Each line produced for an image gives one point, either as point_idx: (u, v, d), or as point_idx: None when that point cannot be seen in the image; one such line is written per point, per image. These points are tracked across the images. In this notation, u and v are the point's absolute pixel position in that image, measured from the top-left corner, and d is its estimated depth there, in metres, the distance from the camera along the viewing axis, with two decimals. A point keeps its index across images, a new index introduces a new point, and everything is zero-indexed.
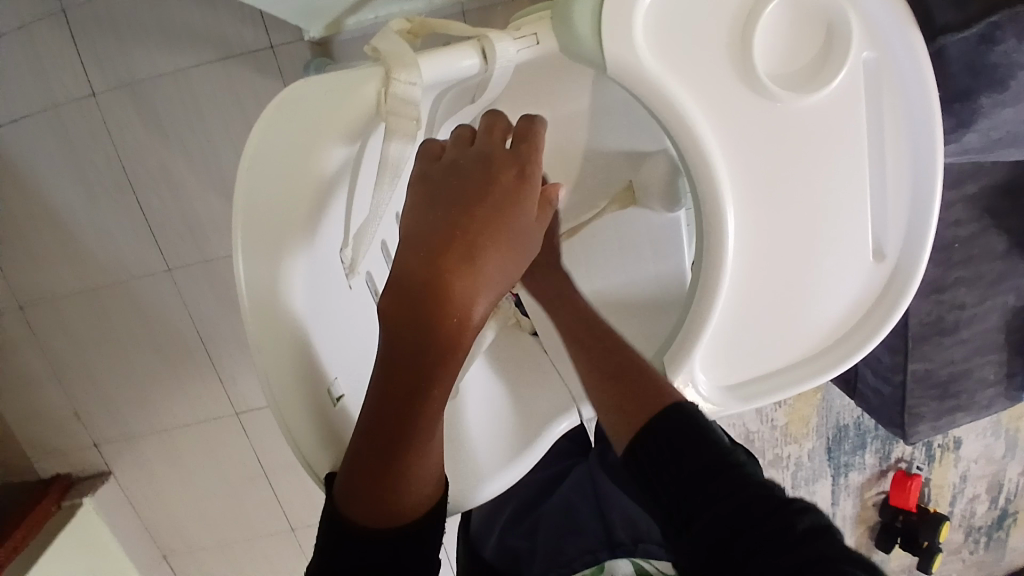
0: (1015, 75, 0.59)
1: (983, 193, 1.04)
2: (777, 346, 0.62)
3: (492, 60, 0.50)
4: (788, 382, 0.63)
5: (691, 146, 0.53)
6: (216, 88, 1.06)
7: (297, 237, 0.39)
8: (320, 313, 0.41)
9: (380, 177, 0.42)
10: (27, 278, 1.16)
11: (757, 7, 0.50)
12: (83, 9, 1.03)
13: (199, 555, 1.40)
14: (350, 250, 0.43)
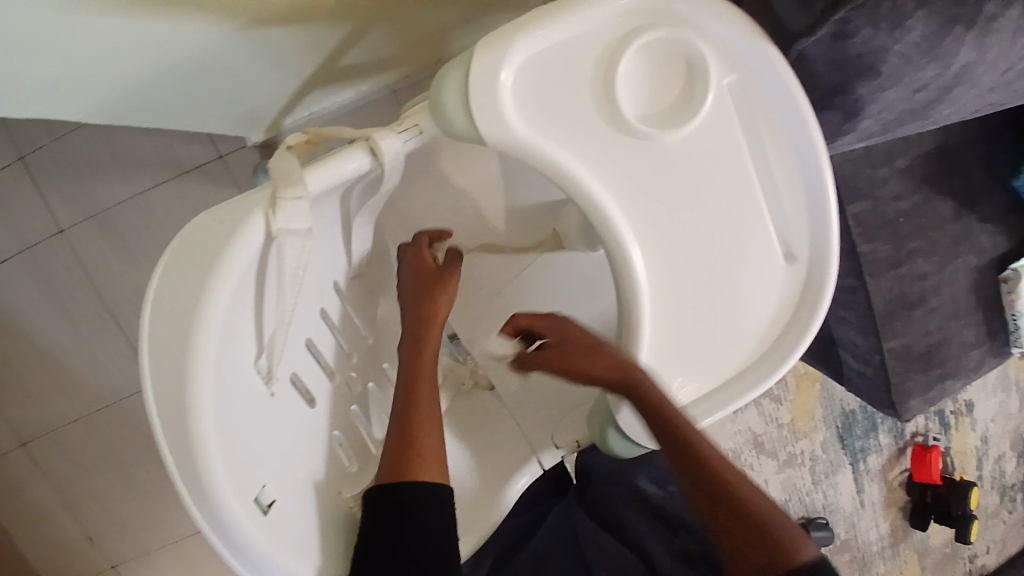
0: (882, 62, 0.58)
1: (918, 164, 1.06)
2: (714, 360, 0.64)
3: (380, 157, 0.53)
4: (734, 396, 0.63)
5: (580, 192, 0.57)
6: (174, 204, 1.11)
7: (195, 366, 0.40)
8: (240, 427, 0.43)
9: (283, 286, 0.45)
10: (21, 414, 1.19)
11: (613, 59, 0.54)
12: (41, 153, 1.09)
13: None
14: (265, 360, 0.46)
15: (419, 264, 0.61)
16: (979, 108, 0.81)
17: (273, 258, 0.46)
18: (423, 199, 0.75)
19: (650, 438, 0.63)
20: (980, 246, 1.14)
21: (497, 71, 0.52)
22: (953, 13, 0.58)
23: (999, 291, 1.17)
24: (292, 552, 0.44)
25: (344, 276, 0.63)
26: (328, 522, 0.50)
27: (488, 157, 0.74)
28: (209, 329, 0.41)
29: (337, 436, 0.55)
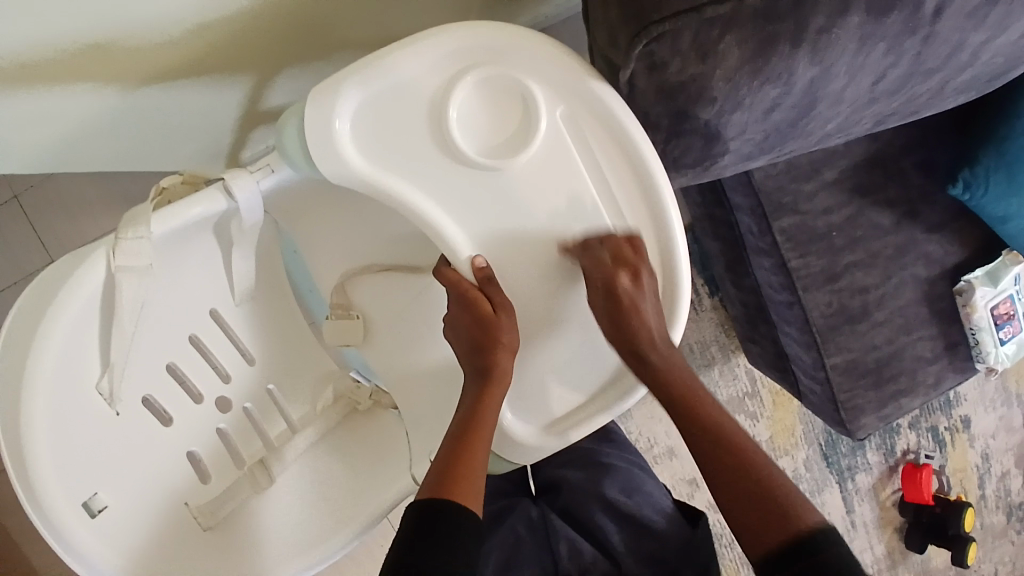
0: (710, 87, 0.57)
1: (850, 175, 0.99)
2: (577, 378, 0.67)
3: (232, 198, 0.59)
4: (605, 407, 0.67)
5: (419, 220, 0.62)
6: None
7: (27, 390, 0.48)
8: (70, 443, 0.52)
9: (118, 316, 0.53)
10: None
11: (443, 103, 0.59)
12: (38, 191, 1.04)
13: None
14: (106, 382, 0.55)
15: (477, 304, 0.62)
16: (880, 122, 0.75)
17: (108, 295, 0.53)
18: (314, 226, 0.74)
19: (520, 448, 0.67)
20: (929, 255, 1.05)
21: (331, 121, 0.58)
22: (772, 33, 0.54)
23: (956, 305, 1.07)
24: (117, 554, 0.54)
25: (226, 303, 0.69)
26: (168, 528, 0.62)
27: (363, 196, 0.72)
28: (48, 351, 0.49)
29: (194, 451, 0.67)
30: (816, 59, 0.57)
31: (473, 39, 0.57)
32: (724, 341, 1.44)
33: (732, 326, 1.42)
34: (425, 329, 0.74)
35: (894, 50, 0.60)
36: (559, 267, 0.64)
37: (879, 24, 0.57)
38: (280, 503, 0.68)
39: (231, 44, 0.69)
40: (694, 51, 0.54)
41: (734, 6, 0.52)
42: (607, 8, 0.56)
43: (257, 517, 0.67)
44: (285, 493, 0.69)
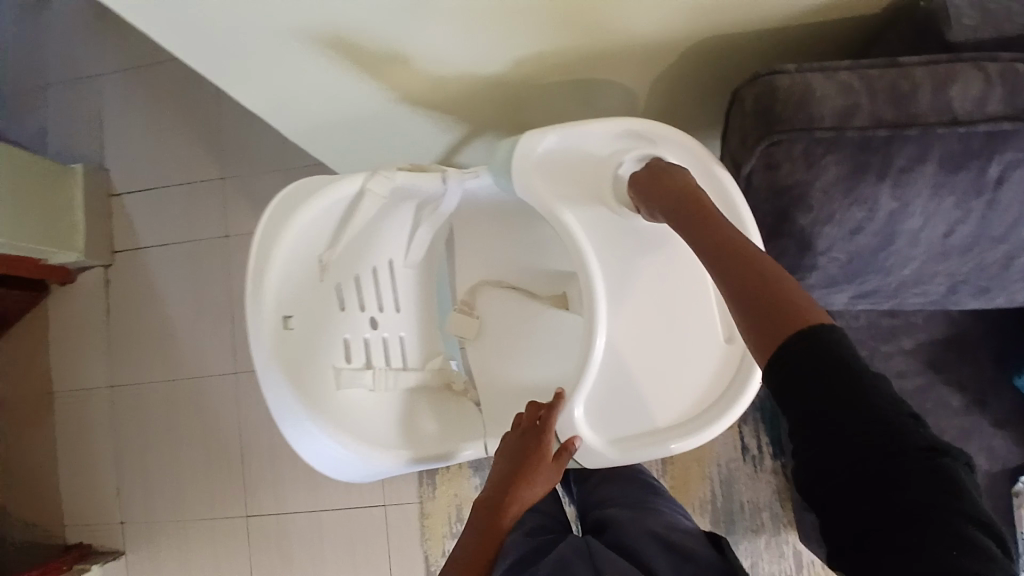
0: (810, 195, 0.76)
1: (925, 349, 1.11)
2: (653, 410, 0.76)
3: (446, 183, 0.81)
4: (670, 440, 0.74)
5: (568, 235, 0.77)
6: None
7: (290, 226, 0.70)
8: (290, 276, 0.73)
9: (361, 203, 0.75)
10: (68, 372, 1.74)
11: (613, 162, 0.78)
12: (209, 181, 1.69)
13: None
14: (324, 254, 0.74)
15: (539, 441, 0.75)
16: (954, 286, 0.91)
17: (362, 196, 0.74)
18: (475, 235, 0.94)
19: (586, 449, 0.75)
20: (988, 445, 1.09)
21: (534, 143, 0.78)
22: (864, 161, 0.74)
23: (1008, 503, 1.08)
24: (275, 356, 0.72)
25: (400, 262, 0.88)
26: (312, 377, 0.76)
27: (527, 219, 0.94)
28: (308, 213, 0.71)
29: (347, 338, 0.81)
30: (897, 192, 0.76)
31: (648, 126, 0.78)
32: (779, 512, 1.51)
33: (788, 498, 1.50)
34: (535, 348, 0.90)
35: (961, 205, 0.77)
36: (666, 308, 0.76)
37: (950, 178, 0.75)
38: (399, 418, 0.83)
39: (468, 101, 0.98)
40: (802, 159, 0.74)
41: (837, 134, 0.72)
42: (744, 120, 0.77)
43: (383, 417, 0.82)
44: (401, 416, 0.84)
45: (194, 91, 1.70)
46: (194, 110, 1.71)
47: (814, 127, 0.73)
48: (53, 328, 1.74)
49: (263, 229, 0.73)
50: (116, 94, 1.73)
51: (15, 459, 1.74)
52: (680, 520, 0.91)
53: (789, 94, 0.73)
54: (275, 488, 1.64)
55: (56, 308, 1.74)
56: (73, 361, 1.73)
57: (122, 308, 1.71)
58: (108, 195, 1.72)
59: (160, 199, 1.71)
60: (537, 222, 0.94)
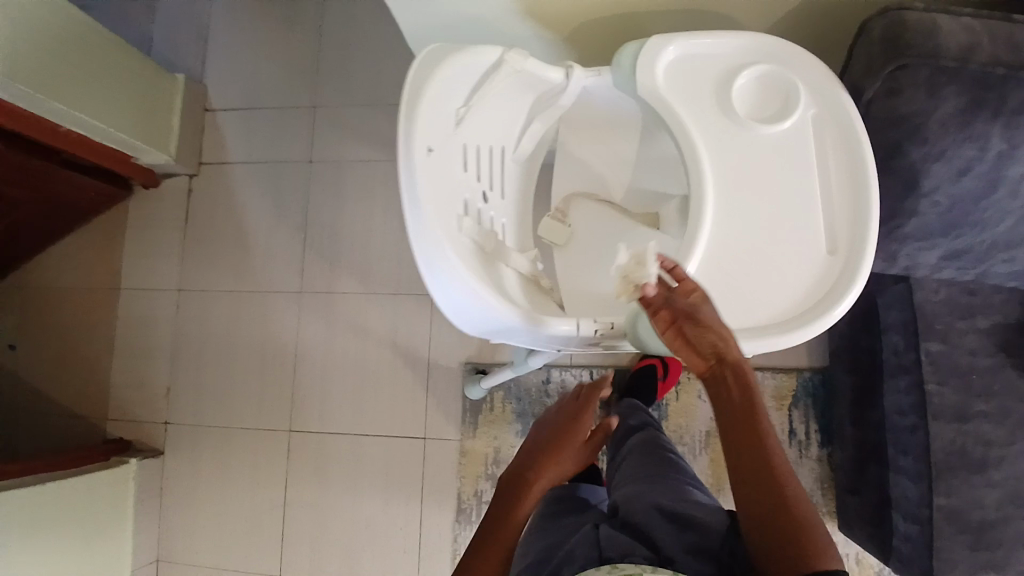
0: (925, 126, 0.78)
1: (998, 330, 1.10)
2: (750, 307, 0.78)
3: (569, 76, 0.85)
4: (767, 333, 0.76)
5: (682, 133, 0.81)
6: (392, 176, 1.73)
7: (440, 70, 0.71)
8: (432, 114, 0.71)
9: (499, 68, 0.78)
10: (138, 273, 1.81)
11: (734, 73, 0.83)
12: (299, 108, 1.77)
13: (196, 510, 1.72)
14: (462, 109, 0.77)
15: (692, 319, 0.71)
16: None
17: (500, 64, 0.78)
18: (579, 148, 0.99)
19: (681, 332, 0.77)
20: None
21: (662, 45, 0.82)
22: (982, 97, 0.76)
23: None
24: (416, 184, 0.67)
25: (510, 153, 0.92)
26: (442, 214, 0.71)
27: (631, 138, 0.98)
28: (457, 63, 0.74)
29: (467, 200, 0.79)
30: (1009, 132, 0.77)
31: (771, 44, 0.82)
32: (819, 500, 1.50)
33: (831, 487, 1.49)
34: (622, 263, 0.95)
35: None
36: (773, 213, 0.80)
37: None
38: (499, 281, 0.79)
39: (585, 26, 1.03)
40: (926, 86, 0.76)
41: (961, 64, 0.74)
42: (870, 49, 0.79)
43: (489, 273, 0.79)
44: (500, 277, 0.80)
45: (299, 24, 1.79)
46: (294, 41, 1.79)
47: (940, 56, 0.75)
48: (132, 227, 1.83)
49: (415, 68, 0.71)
50: (226, 17, 1.83)
51: (74, 346, 1.81)
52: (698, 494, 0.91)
53: (916, 28, 0.75)
54: (323, 406, 1.70)
55: (139, 208, 1.82)
56: (146, 261, 1.81)
57: (201, 217, 1.80)
58: (203, 110, 1.81)
59: (250, 119, 1.79)
60: (639, 142, 0.98)
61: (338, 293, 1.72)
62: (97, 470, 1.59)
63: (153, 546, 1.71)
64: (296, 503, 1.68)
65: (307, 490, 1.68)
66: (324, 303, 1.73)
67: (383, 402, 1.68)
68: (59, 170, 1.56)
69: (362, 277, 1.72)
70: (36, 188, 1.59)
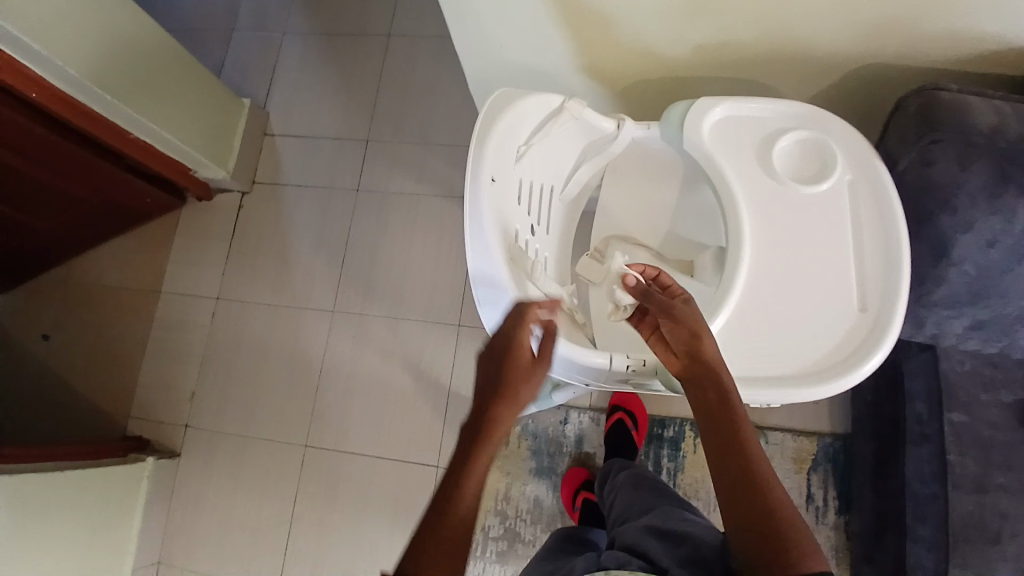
0: (956, 197, 0.83)
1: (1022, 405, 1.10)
2: (777, 357, 0.82)
3: (620, 126, 0.95)
4: (790, 387, 0.79)
5: (724, 187, 0.87)
6: (433, 208, 1.81)
7: (509, 107, 0.79)
8: (502, 149, 0.79)
9: (560, 114, 0.87)
10: (181, 277, 1.90)
11: (776, 136, 0.89)
12: (353, 138, 1.88)
13: (202, 516, 1.73)
14: (524, 147, 0.84)
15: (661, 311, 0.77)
16: None
17: (563, 111, 0.86)
18: (618, 192, 1.06)
19: None
20: None
21: (709, 105, 0.90)
22: (1010, 172, 0.80)
23: None
24: (480, 209, 0.74)
25: (558, 193, 0.99)
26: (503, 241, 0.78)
27: (672, 186, 1.05)
28: (524, 104, 0.81)
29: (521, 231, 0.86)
30: None
31: (811, 114, 0.89)
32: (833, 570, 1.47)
33: (846, 558, 1.46)
34: None
35: None
36: (805, 269, 0.84)
37: None
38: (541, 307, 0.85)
39: (635, 83, 1.11)
40: (956, 159, 0.81)
41: (991, 139, 0.80)
42: (905, 122, 0.86)
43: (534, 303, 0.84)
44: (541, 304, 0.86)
45: (362, 64, 1.93)
46: (356, 78, 1.92)
47: (970, 133, 0.80)
48: (182, 233, 1.92)
49: (489, 102, 0.80)
50: (296, 51, 1.97)
51: (110, 341, 1.87)
52: (687, 517, 1.05)
53: (947, 106, 0.82)
54: (341, 422, 1.73)
55: (192, 217, 1.93)
56: (191, 267, 1.90)
57: (247, 231, 1.89)
58: (263, 133, 1.93)
59: (306, 145, 1.91)
60: (681, 190, 1.05)
61: (370, 315, 1.78)
62: (117, 463, 1.63)
63: (157, 547, 1.72)
64: (303, 518, 1.69)
65: (315, 507, 1.70)
66: (356, 323, 1.78)
67: (402, 425, 1.70)
68: (120, 174, 1.66)
69: (395, 302, 1.78)
70: (98, 187, 1.68)
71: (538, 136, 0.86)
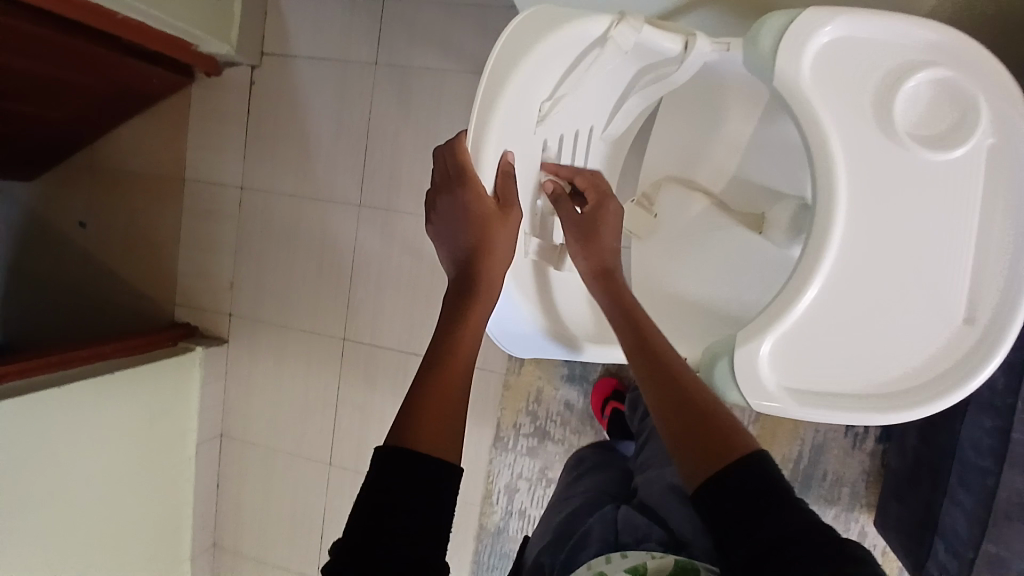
0: None
1: None
2: (856, 371, 0.72)
3: (688, 50, 0.72)
4: (864, 408, 0.72)
5: (825, 155, 0.69)
6: (460, 86, 1.56)
7: (522, 65, 0.66)
8: (516, 118, 0.70)
9: (603, 50, 0.69)
10: (202, 163, 1.79)
11: (903, 76, 0.69)
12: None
13: (252, 398, 1.81)
14: (547, 106, 0.73)
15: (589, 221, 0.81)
16: None
17: (603, 49, 0.69)
18: (676, 118, 0.92)
19: (767, 394, 0.72)
20: None
21: (818, 28, 0.68)
22: None
23: None
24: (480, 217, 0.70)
25: (600, 129, 0.88)
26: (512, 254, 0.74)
27: (747, 118, 0.87)
28: (560, 42, 0.67)
29: (535, 206, 0.82)
30: None
31: (951, 43, 0.68)
32: (860, 491, 1.44)
33: (877, 483, 1.42)
34: (709, 263, 0.89)
35: None
36: (913, 268, 0.70)
37: None
38: (560, 298, 0.83)
39: None
40: None
41: None
42: None
43: (551, 299, 0.81)
44: (561, 295, 0.83)
45: None
46: None
47: None
48: (196, 114, 1.77)
49: (499, 49, 0.68)
50: None
51: (144, 228, 1.85)
52: None
53: None
54: (375, 317, 1.69)
55: (203, 96, 1.76)
56: (211, 152, 1.78)
57: (263, 113, 1.72)
58: None
59: (315, 7, 1.64)
60: (757, 123, 0.86)
61: (396, 210, 1.65)
62: (166, 355, 1.69)
63: (217, 421, 1.84)
64: (345, 407, 1.73)
65: (357, 397, 1.72)
66: (382, 219, 1.66)
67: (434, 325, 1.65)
68: (116, 58, 1.48)
69: (422, 196, 1.63)
70: (99, 71, 1.51)
71: (569, 82, 0.72)
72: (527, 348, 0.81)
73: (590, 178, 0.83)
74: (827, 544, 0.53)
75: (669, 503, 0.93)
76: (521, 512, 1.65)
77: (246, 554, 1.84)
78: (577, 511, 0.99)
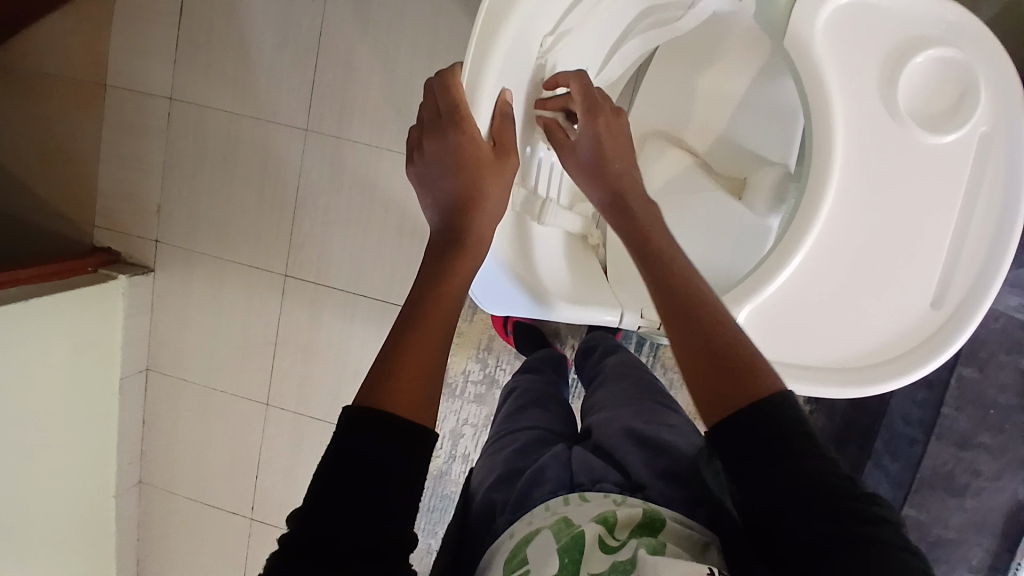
0: None
1: None
2: (828, 342, 0.75)
3: None
4: (833, 381, 0.74)
5: (823, 121, 0.71)
6: (423, 8, 1.44)
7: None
8: (519, 53, 0.68)
9: None
10: (124, 66, 1.58)
11: (913, 49, 0.71)
12: None
13: (183, 333, 1.70)
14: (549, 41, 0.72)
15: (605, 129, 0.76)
16: None
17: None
18: (673, 69, 0.92)
19: None
20: None
21: None
22: None
23: None
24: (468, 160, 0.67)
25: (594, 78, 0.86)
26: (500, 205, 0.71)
27: (743, 74, 0.89)
28: None
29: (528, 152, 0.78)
30: None
31: (961, 23, 0.70)
32: None
33: None
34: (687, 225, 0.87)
35: None
36: (896, 244, 0.73)
37: None
38: (539, 257, 0.79)
39: None
40: None
41: None
42: None
43: (531, 257, 0.77)
44: (539, 254, 0.80)
45: None
46: None
47: None
48: (118, 9, 1.56)
49: None
50: None
51: (56, 136, 1.64)
52: (669, 419, 0.86)
53: None
54: (319, 254, 1.59)
55: None
56: (135, 55, 1.58)
57: (198, 14, 1.53)
58: None
59: None
60: (751, 80, 0.89)
61: (348, 139, 1.53)
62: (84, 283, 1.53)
63: (143, 354, 1.72)
64: (285, 347, 1.65)
65: (297, 338, 1.64)
66: (332, 147, 1.54)
67: (384, 264, 1.57)
68: None
69: (377, 126, 1.51)
70: None
71: (577, 15, 0.73)
72: (501, 309, 0.77)
73: (582, 84, 0.74)
74: (840, 492, 0.52)
75: (629, 444, 0.78)
76: (465, 456, 1.65)
77: (180, 496, 1.77)
78: (522, 448, 0.82)
